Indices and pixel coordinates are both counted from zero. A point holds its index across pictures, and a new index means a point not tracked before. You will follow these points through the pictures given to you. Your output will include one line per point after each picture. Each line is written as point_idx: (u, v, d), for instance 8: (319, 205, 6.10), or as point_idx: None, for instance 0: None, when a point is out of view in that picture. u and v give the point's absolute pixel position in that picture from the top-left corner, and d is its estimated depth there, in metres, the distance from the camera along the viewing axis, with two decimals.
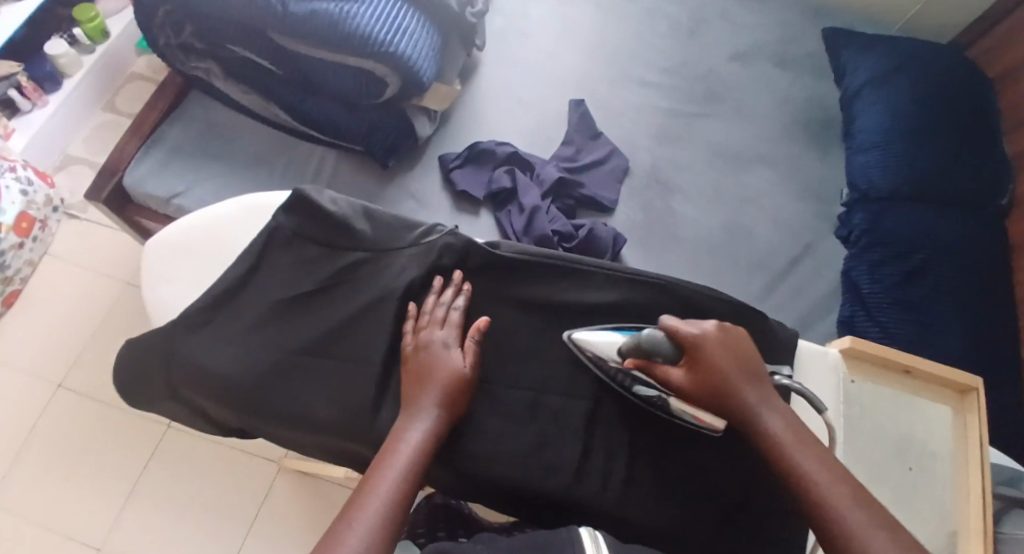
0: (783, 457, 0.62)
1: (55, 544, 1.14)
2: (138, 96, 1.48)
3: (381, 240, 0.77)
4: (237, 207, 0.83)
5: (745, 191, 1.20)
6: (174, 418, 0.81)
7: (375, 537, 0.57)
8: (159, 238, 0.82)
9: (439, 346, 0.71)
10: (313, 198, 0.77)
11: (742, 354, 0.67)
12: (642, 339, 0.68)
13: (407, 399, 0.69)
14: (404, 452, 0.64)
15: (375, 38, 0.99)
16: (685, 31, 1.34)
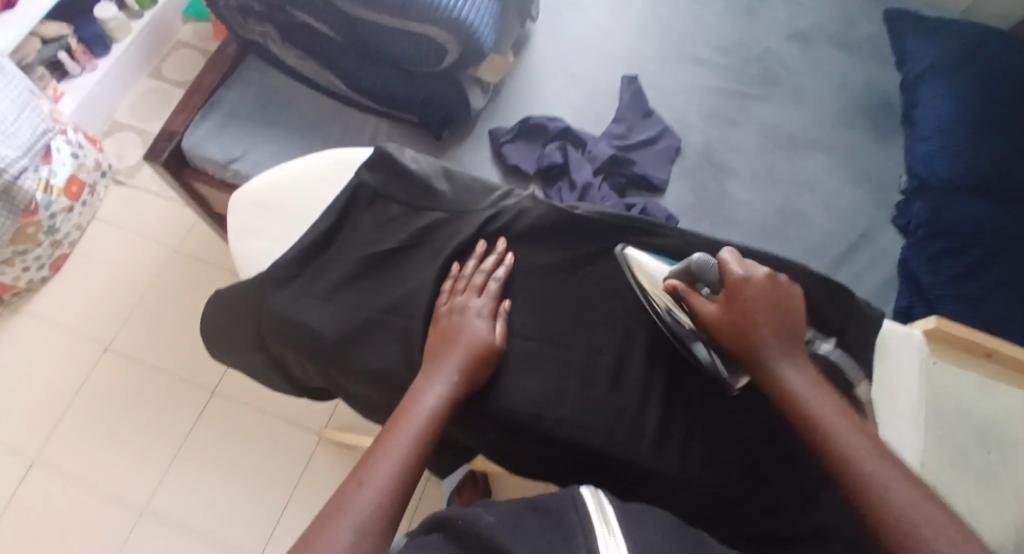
0: (797, 407, 0.63)
1: (105, 500, 1.17)
2: (186, 64, 1.48)
3: (459, 201, 0.84)
4: (317, 163, 0.93)
5: (800, 174, 1.16)
6: (255, 368, 0.89)
7: (388, 495, 0.59)
8: (246, 192, 0.94)
9: (472, 313, 0.74)
10: (397, 159, 0.86)
11: (782, 305, 0.67)
12: (692, 263, 0.72)
13: (434, 357, 0.72)
14: (421, 412, 0.66)
15: (438, 3, 0.98)
16: (742, 10, 1.31)
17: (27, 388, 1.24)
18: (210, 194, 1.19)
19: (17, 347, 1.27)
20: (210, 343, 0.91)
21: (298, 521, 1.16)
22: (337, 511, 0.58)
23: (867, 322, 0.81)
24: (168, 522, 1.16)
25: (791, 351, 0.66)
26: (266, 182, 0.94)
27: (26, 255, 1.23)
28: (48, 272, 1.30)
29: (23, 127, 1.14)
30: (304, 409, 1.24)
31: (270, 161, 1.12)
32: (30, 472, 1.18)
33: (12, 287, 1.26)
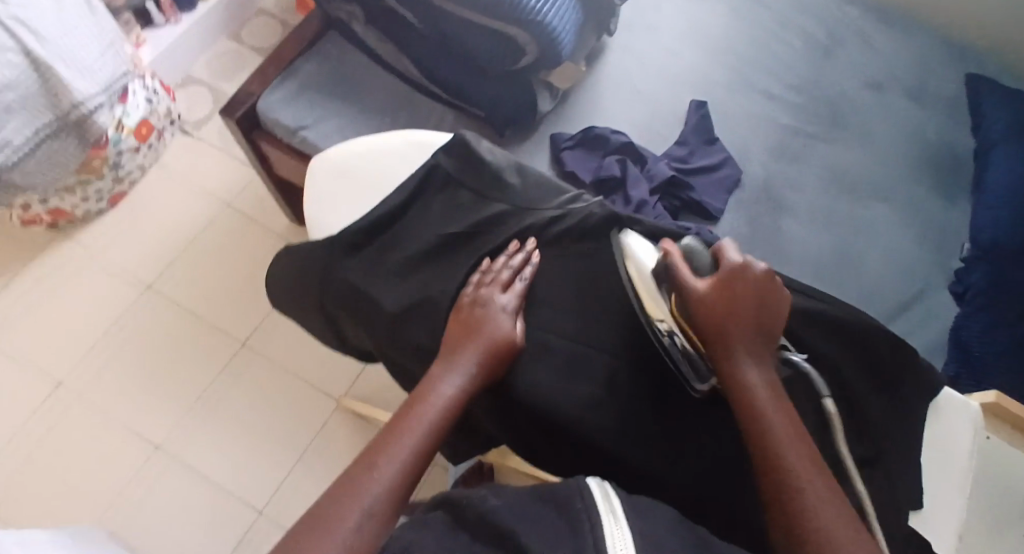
0: (756, 419, 0.61)
1: (119, 434, 1.19)
2: (265, 31, 1.52)
3: (529, 197, 0.87)
4: (400, 141, 0.97)
5: (861, 222, 1.14)
6: (309, 326, 0.93)
7: (396, 481, 0.59)
8: (326, 162, 0.98)
9: (495, 306, 0.75)
10: (473, 146, 0.90)
11: (769, 305, 0.65)
12: (687, 245, 0.70)
13: (453, 344, 0.73)
14: (436, 402, 0.66)
15: (528, 6, 1.01)
16: (820, 49, 1.29)
17: (65, 315, 1.27)
18: (275, 158, 1.21)
19: (61, 273, 1.30)
20: (271, 301, 0.95)
21: (303, 488, 1.16)
22: (349, 489, 0.58)
23: (923, 378, 0.83)
24: (178, 468, 1.17)
25: (758, 354, 0.64)
26: (345, 154, 0.97)
27: (88, 186, 1.27)
28: (105, 206, 1.34)
29: (104, 65, 1.18)
30: (326, 376, 1.24)
31: (340, 133, 1.15)
32: (53, 396, 1.21)
33: (67, 215, 1.29)
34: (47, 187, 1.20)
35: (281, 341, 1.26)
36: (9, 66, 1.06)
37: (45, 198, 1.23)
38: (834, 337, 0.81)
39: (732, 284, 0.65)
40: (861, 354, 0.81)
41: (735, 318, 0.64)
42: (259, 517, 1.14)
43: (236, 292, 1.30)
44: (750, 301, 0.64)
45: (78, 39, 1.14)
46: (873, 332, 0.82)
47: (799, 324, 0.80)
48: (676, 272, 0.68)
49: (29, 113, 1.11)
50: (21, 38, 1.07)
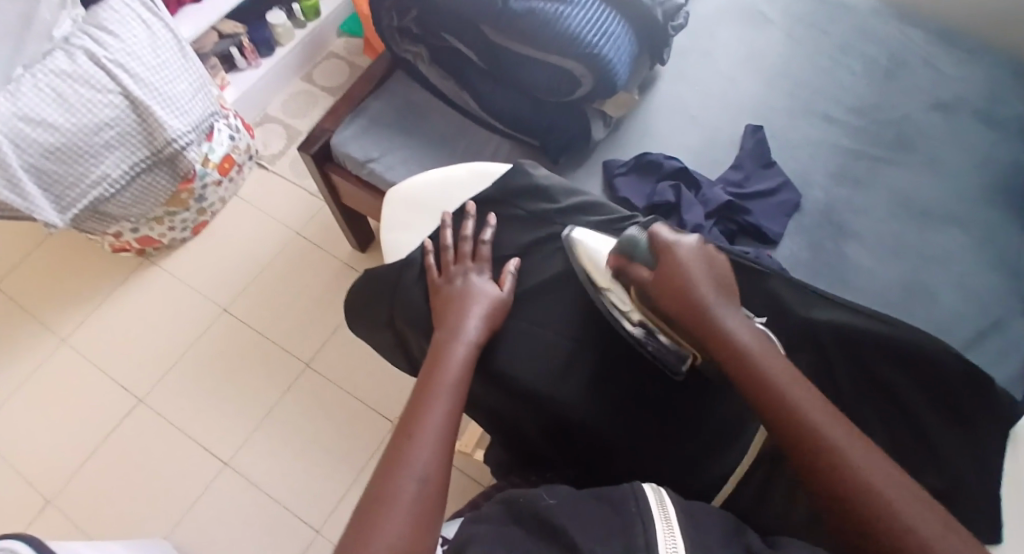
0: (764, 393, 0.66)
1: (193, 448, 1.27)
2: (335, 73, 1.62)
3: (580, 218, 0.91)
4: (467, 171, 1.01)
5: (929, 247, 1.11)
6: (376, 345, 0.97)
7: (437, 440, 0.66)
8: (397, 192, 1.03)
9: (472, 276, 0.85)
10: (530, 171, 0.94)
11: (721, 266, 0.75)
12: (625, 241, 0.79)
13: (451, 315, 0.80)
14: (450, 362, 0.74)
15: (582, 39, 1.05)
16: (882, 73, 1.27)
17: (148, 336, 1.37)
18: (345, 190, 1.27)
19: (144, 297, 1.40)
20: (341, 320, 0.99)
21: None
22: (395, 462, 0.64)
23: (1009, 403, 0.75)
24: (245, 483, 1.24)
25: (730, 312, 0.71)
26: (417, 183, 1.02)
27: (174, 217, 1.37)
28: (188, 235, 1.44)
29: (195, 106, 1.29)
30: (386, 399, 1.30)
31: (404, 163, 1.20)
32: (134, 411, 1.30)
33: (154, 243, 1.40)
34: (139, 216, 1.31)
35: (346, 362, 1.33)
36: (109, 108, 1.17)
37: (136, 227, 1.34)
38: (904, 366, 0.78)
39: (670, 260, 0.75)
40: (933, 382, 0.78)
41: (694, 285, 0.73)
42: (317, 536, 1.19)
43: (303, 314, 1.38)
44: (701, 266, 0.73)
45: (172, 81, 1.25)
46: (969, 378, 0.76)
47: (869, 355, 0.79)
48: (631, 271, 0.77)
49: (125, 150, 1.22)
50: (120, 82, 1.18)
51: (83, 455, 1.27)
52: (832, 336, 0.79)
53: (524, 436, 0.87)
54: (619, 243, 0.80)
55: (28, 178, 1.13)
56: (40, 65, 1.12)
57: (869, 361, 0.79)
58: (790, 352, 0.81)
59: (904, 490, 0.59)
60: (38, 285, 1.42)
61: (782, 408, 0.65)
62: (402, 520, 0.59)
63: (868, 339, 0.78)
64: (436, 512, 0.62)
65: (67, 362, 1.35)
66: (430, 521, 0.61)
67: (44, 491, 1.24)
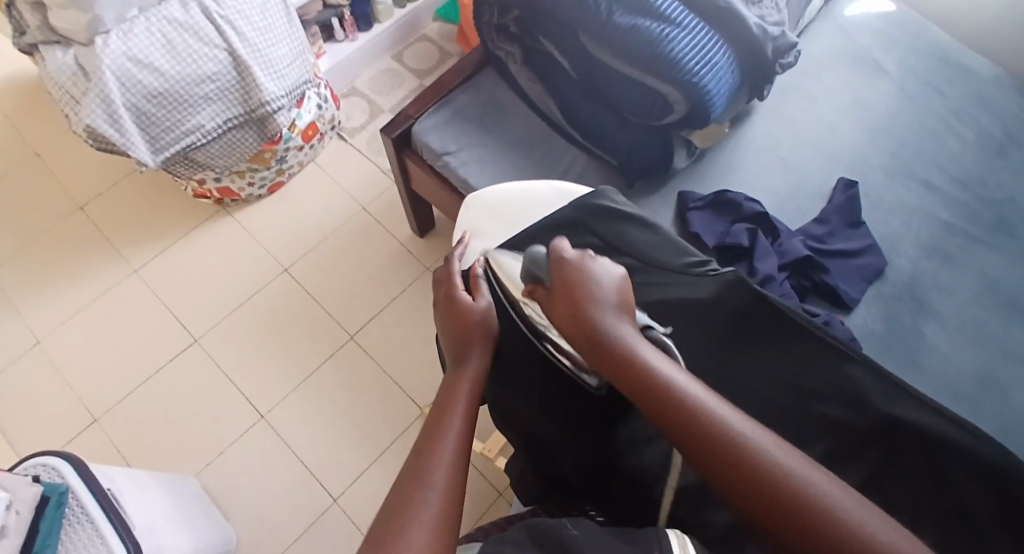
0: (683, 419, 0.59)
1: (233, 398, 1.32)
2: (428, 56, 1.64)
3: (652, 253, 0.90)
4: (551, 191, 1.02)
5: (1016, 345, 1.02)
6: None
7: (454, 458, 0.66)
8: (482, 199, 1.03)
9: (455, 296, 0.85)
10: (609, 198, 0.95)
11: (620, 287, 0.68)
12: (528, 260, 0.73)
13: (456, 335, 0.81)
14: (464, 380, 0.75)
15: (681, 66, 1.01)
16: (997, 146, 1.17)
17: (213, 280, 1.42)
18: (417, 176, 1.28)
19: (216, 243, 1.46)
20: None
21: (377, 484, 1.23)
22: (408, 481, 0.64)
23: None
24: (275, 439, 1.28)
25: (619, 318, 0.66)
26: (497, 193, 1.03)
27: (255, 173, 1.42)
28: (265, 193, 1.49)
29: (292, 72, 1.32)
30: (418, 386, 1.31)
31: (479, 161, 1.19)
32: (186, 350, 1.36)
33: (233, 195, 1.45)
34: (224, 168, 1.35)
35: (385, 342, 1.35)
36: (213, 62, 1.22)
37: (218, 177, 1.39)
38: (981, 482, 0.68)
39: (569, 281, 0.67)
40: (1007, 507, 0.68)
41: (581, 299, 0.66)
42: (332, 505, 1.22)
43: (356, 289, 1.40)
44: (599, 289, 0.67)
45: (275, 45, 1.29)
46: None
47: (944, 463, 0.69)
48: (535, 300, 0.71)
49: (221, 105, 1.26)
50: (226, 38, 1.22)
51: (133, 382, 1.34)
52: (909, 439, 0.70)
53: (556, 467, 0.84)
54: (524, 259, 0.75)
55: (127, 115, 1.18)
56: (154, 11, 1.18)
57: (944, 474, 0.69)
58: (856, 449, 0.72)
59: (810, 463, 0.56)
60: (122, 215, 1.50)
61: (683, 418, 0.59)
62: (422, 536, 0.59)
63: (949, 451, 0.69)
64: (454, 525, 0.61)
65: (134, 292, 1.42)
66: (448, 538, 0.60)
67: (92, 410, 1.31)
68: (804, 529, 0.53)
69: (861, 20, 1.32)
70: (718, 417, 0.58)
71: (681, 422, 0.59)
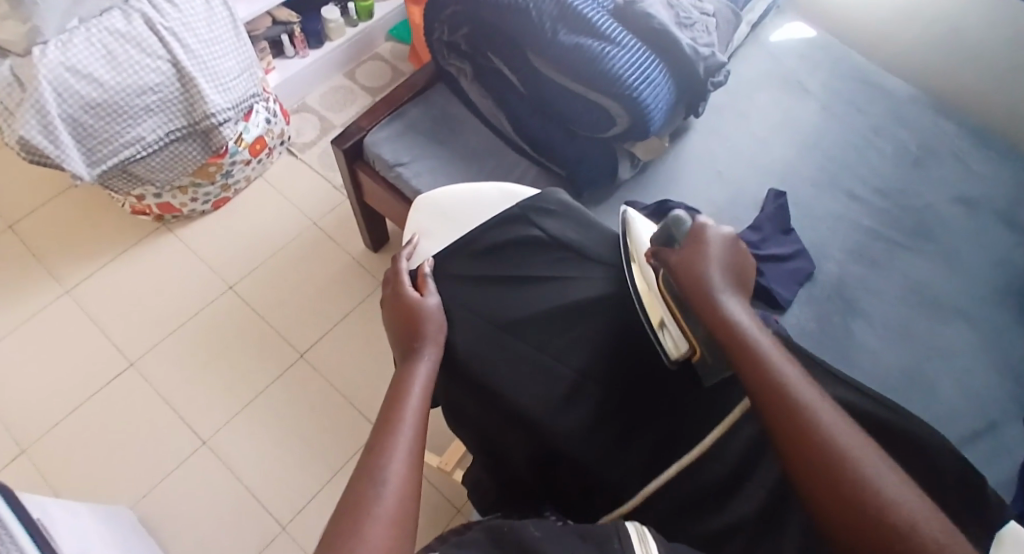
0: (777, 388, 0.65)
1: (176, 421, 1.27)
2: (376, 74, 1.66)
3: (600, 251, 0.91)
4: (497, 192, 1.03)
5: (936, 340, 1.11)
6: None
7: (409, 453, 0.66)
8: (431, 201, 1.04)
9: (402, 294, 0.85)
10: (555, 198, 0.96)
11: (742, 275, 0.77)
12: (671, 220, 0.81)
13: (409, 333, 0.82)
14: (415, 377, 0.75)
15: (625, 81, 1.07)
16: (911, 160, 1.28)
17: (152, 299, 1.38)
18: (370, 189, 1.29)
19: (154, 262, 1.42)
20: None
21: (330, 503, 1.21)
22: (363, 475, 0.64)
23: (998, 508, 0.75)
24: (221, 462, 1.23)
25: (731, 297, 0.73)
26: (446, 196, 1.04)
27: (199, 188, 1.39)
28: (209, 208, 1.46)
29: (238, 85, 1.31)
30: (372, 401, 1.30)
31: (432, 173, 1.21)
32: (123, 373, 1.30)
33: (174, 210, 1.42)
34: (164, 182, 1.32)
35: (338, 359, 1.33)
36: (156, 74, 1.20)
37: (159, 192, 1.36)
38: (903, 454, 0.76)
39: (702, 249, 0.76)
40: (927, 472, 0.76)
41: (707, 271, 0.74)
42: (281, 533, 1.18)
43: (307, 304, 1.38)
44: (728, 265, 0.76)
45: (221, 58, 1.28)
46: (964, 481, 0.75)
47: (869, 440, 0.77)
48: (665, 256, 0.78)
49: (164, 117, 1.24)
50: (170, 50, 1.20)
51: (66, 408, 1.27)
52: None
53: (515, 473, 0.86)
54: (667, 217, 0.82)
55: (63, 127, 1.15)
56: (95, 21, 1.15)
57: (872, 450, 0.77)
58: None
59: (869, 449, 0.61)
60: (51, 234, 1.44)
61: (777, 386, 0.65)
62: (379, 532, 0.59)
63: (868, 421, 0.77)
64: (410, 517, 0.62)
65: (66, 314, 1.35)
66: (404, 529, 0.61)
67: (20, 439, 1.24)
68: (855, 500, 0.59)
69: (786, 45, 1.43)
70: (790, 384, 0.65)
71: (764, 391, 0.66)
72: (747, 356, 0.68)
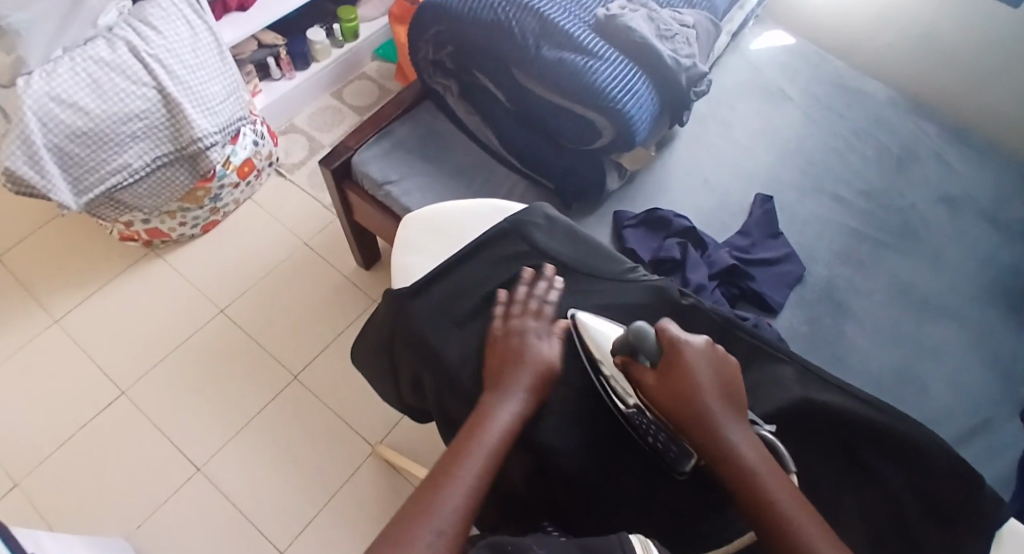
0: (778, 521, 0.64)
1: (171, 449, 1.25)
2: (363, 94, 1.67)
3: (590, 264, 0.93)
4: (486, 205, 1.03)
5: (926, 339, 1.12)
6: (371, 376, 0.98)
7: (465, 492, 0.65)
8: (420, 217, 1.04)
9: (532, 334, 0.82)
10: (542, 212, 0.97)
11: (730, 385, 0.71)
12: (632, 331, 0.74)
13: (502, 373, 0.78)
14: (495, 419, 0.73)
15: (608, 94, 1.08)
16: (894, 162, 1.30)
17: (142, 325, 1.37)
18: (360, 208, 1.29)
19: (144, 288, 1.41)
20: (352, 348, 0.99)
21: (329, 525, 1.20)
22: (417, 502, 0.64)
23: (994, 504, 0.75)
24: (216, 488, 1.22)
25: (732, 423, 0.69)
26: (435, 211, 1.04)
27: (187, 212, 1.39)
28: (198, 232, 1.46)
29: (225, 109, 1.31)
30: (368, 421, 1.29)
31: (420, 190, 1.22)
32: (115, 400, 1.29)
33: (163, 235, 1.41)
34: (152, 208, 1.32)
35: (333, 379, 1.33)
36: (141, 101, 1.20)
37: (148, 218, 1.36)
38: (892, 456, 0.78)
39: (682, 369, 0.71)
40: (920, 474, 0.77)
41: (696, 398, 0.69)
42: None
43: (299, 325, 1.38)
44: (710, 383, 0.70)
45: (207, 83, 1.28)
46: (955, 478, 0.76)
47: (859, 444, 0.79)
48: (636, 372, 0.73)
49: (150, 143, 1.24)
50: (156, 76, 1.21)
51: (57, 437, 1.26)
52: (826, 418, 0.79)
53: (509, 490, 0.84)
54: (629, 326, 0.75)
55: (49, 156, 1.14)
56: (79, 50, 1.16)
57: (861, 453, 0.79)
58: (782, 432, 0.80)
59: None
60: (39, 263, 1.43)
61: (780, 525, 0.64)
62: None
63: (863, 425, 0.78)
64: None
65: (55, 342, 1.34)
66: None
67: (12, 471, 1.22)
68: None
69: (767, 52, 1.45)
70: (791, 518, 0.64)
71: (788, 541, 0.63)
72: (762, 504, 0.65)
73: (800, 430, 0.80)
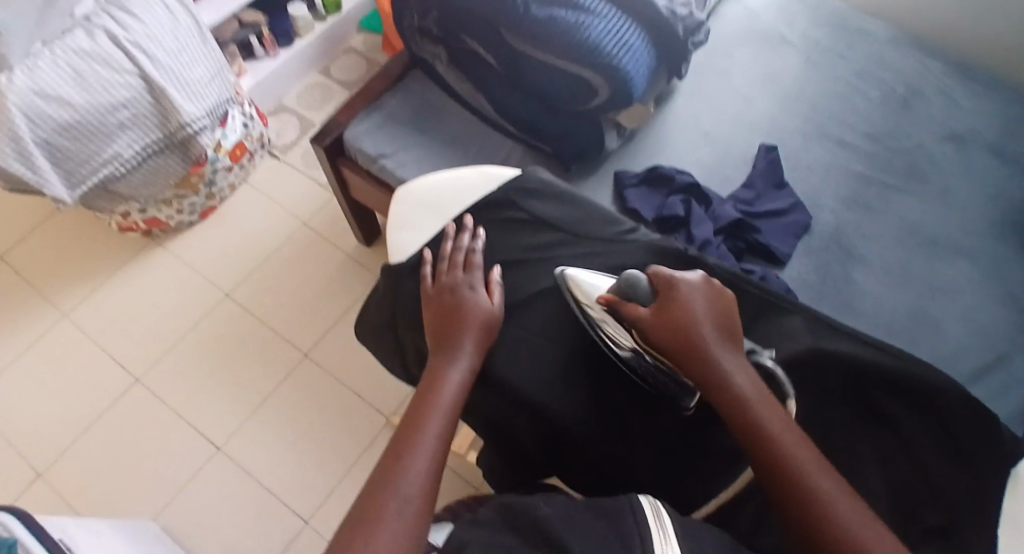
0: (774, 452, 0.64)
1: (189, 434, 1.26)
2: (351, 68, 1.64)
3: (587, 226, 0.91)
4: (476, 172, 0.98)
5: (938, 279, 1.10)
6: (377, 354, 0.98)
7: (425, 465, 0.66)
8: (410, 190, 0.99)
9: (465, 287, 0.83)
10: (534, 176, 0.95)
11: (724, 314, 0.72)
12: (625, 279, 0.75)
13: (446, 329, 0.80)
14: (447, 383, 0.74)
15: (602, 50, 1.04)
16: (899, 101, 1.26)
17: (150, 315, 1.37)
18: (356, 185, 1.27)
19: (149, 277, 1.41)
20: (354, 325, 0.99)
21: (349, 497, 1.21)
22: (379, 483, 0.64)
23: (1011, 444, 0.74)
24: (237, 468, 1.24)
25: (725, 352, 0.70)
26: (425, 184, 0.98)
27: (183, 199, 1.38)
28: (196, 218, 1.45)
29: (211, 91, 1.30)
30: (380, 395, 1.30)
31: (415, 162, 1.19)
32: (130, 390, 1.30)
33: (162, 224, 1.41)
34: (147, 197, 1.31)
35: (342, 356, 1.33)
36: (126, 89, 1.18)
37: (144, 207, 1.35)
38: (905, 399, 0.77)
39: (675, 305, 0.71)
40: (938, 416, 0.76)
41: (696, 333, 0.70)
42: (305, 526, 1.19)
43: (305, 305, 1.38)
44: (705, 317, 0.71)
45: (189, 66, 1.26)
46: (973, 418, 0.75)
47: (870, 387, 0.78)
48: (631, 309, 0.73)
49: (138, 131, 1.22)
50: (139, 64, 1.18)
51: (77, 430, 1.27)
52: (835, 367, 0.78)
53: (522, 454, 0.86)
54: (619, 280, 0.76)
55: (38, 150, 1.12)
56: (60, 42, 1.13)
57: (873, 398, 0.78)
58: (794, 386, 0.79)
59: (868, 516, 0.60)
60: (43, 260, 1.43)
61: (776, 453, 0.64)
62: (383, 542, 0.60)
63: (874, 372, 0.77)
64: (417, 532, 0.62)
65: (67, 336, 1.35)
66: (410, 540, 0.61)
67: (34, 465, 1.24)
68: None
69: None
70: (787, 447, 0.64)
71: (783, 471, 0.64)
72: (792, 475, 0.63)
73: (809, 379, 0.79)
